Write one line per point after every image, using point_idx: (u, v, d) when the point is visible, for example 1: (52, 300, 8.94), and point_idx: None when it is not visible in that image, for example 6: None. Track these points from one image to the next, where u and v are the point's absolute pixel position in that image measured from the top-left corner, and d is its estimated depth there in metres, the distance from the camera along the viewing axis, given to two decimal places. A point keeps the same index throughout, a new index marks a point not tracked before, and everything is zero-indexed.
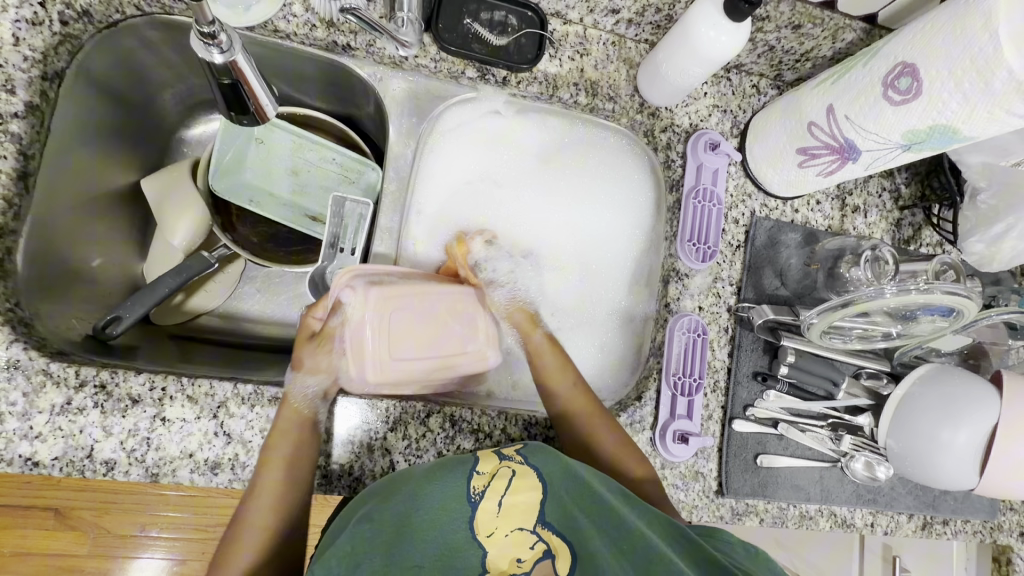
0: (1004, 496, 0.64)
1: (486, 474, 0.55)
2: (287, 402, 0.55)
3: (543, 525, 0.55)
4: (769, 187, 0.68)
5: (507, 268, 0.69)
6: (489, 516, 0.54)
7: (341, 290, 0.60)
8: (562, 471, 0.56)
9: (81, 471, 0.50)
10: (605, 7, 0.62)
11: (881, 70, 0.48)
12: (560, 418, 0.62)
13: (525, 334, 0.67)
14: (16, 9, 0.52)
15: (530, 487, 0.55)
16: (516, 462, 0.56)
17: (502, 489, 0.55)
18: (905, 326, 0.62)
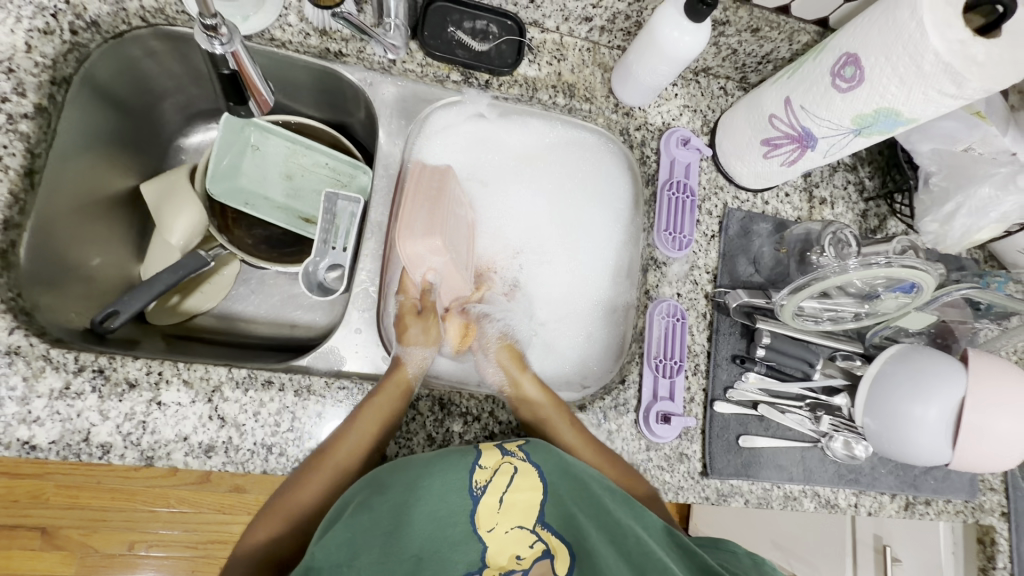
0: (983, 470, 0.66)
1: (489, 468, 0.56)
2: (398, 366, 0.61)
3: (541, 525, 0.56)
4: (740, 179, 0.72)
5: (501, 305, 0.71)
6: (490, 510, 0.55)
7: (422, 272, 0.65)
8: (558, 463, 0.58)
9: (78, 454, 0.52)
10: (579, 15, 0.67)
11: (829, 61, 0.53)
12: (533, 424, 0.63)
13: (515, 381, 0.66)
14: (30, 19, 0.56)
15: (529, 484, 0.57)
16: (518, 458, 0.57)
17: (503, 486, 0.56)
18: (871, 305, 0.67)
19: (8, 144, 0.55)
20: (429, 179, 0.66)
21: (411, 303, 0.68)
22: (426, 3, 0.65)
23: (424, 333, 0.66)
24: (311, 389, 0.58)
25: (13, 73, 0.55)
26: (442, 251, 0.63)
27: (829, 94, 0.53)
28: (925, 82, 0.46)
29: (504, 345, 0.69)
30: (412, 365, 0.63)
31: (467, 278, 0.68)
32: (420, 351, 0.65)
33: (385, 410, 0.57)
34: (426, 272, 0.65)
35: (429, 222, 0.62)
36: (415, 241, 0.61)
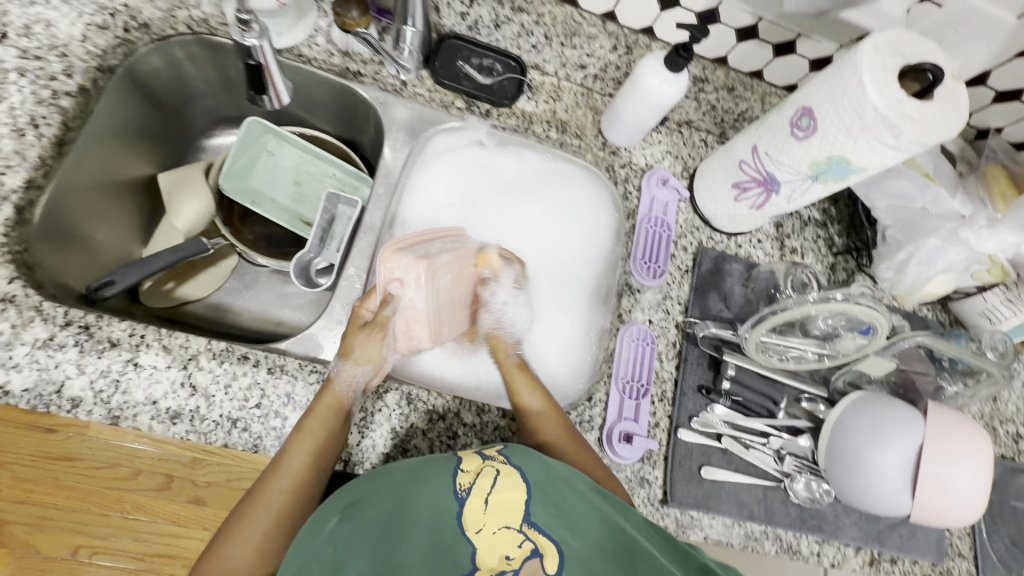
0: (969, 522, 0.66)
1: (471, 472, 0.56)
2: (331, 388, 0.59)
3: (528, 524, 0.53)
4: (714, 221, 0.77)
5: (506, 300, 0.72)
6: (477, 512, 0.53)
7: (389, 282, 0.66)
8: (534, 467, 0.57)
9: (47, 405, 0.53)
10: (575, 62, 0.76)
11: (789, 113, 0.59)
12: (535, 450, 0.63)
13: (500, 359, 0.69)
14: (91, 15, 0.64)
15: (513, 485, 0.54)
16: (499, 462, 0.57)
17: (486, 488, 0.54)
18: (830, 344, 0.69)
19: (47, 116, 0.60)
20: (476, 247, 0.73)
21: (359, 315, 0.66)
22: (439, 40, 0.73)
23: (377, 347, 0.63)
24: (284, 368, 0.59)
25: (66, 57, 0.62)
26: (420, 283, 0.66)
27: (788, 141, 0.60)
28: (868, 133, 0.52)
29: (495, 339, 0.71)
30: (342, 383, 0.60)
31: (433, 319, 0.68)
32: (361, 371, 0.62)
33: (324, 420, 0.57)
34: (390, 278, 0.65)
35: (421, 253, 0.66)
36: (400, 257, 0.65)
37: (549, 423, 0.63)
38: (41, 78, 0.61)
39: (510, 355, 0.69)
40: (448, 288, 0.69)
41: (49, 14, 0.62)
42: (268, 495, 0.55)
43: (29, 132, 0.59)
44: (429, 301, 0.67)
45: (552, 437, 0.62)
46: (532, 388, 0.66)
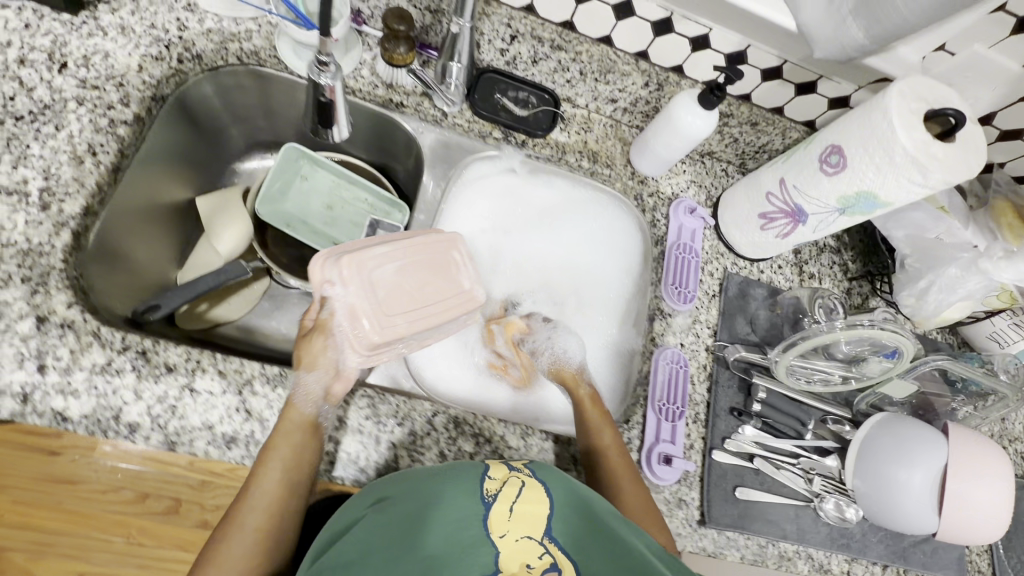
0: (992, 539, 0.68)
1: (498, 479, 0.54)
2: (290, 404, 0.57)
3: (549, 539, 0.51)
4: (738, 248, 0.81)
5: (547, 339, 0.76)
6: (502, 518, 0.51)
7: (322, 286, 0.60)
8: (563, 480, 0.56)
9: (106, 430, 0.54)
10: (606, 97, 0.79)
11: (818, 151, 0.63)
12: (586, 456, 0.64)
13: (570, 387, 0.70)
14: (147, 47, 0.65)
15: (538, 495, 0.53)
16: (525, 474, 0.55)
17: (513, 495, 0.52)
18: (858, 368, 0.72)
19: (104, 144, 0.61)
20: (422, 234, 0.65)
21: (306, 325, 0.64)
22: (478, 73, 0.75)
23: (325, 351, 0.60)
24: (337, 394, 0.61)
25: (122, 87, 0.63)
26: (348, 280, 0.58)
27: (818, 176, 0.63)
28: (896, 171, 0.56)
29: (556, 369, 0.73)
30: (298, 398, 0.58)
31: (374, 319, 0.59)
32: (317, 378, 0.59)
33: (292, 436, 0.55)
34: (321, 281, 0.60)
35: (347, 250, 0.60)
36: (325, 258, 0.59)
37: (607, 442, 0.64)
38: (99, 107, 0.62)
39: (580, 384, 0.70)
40: (385, 277, 0.60)
41: (107, 45, 0.64)
42: (247, 514, 0.52)
43: (87, 159, 0.60)
44: (363, 294, 0.59)
45: (609, 457, 0.63)
46: (602, 421, 0.66)
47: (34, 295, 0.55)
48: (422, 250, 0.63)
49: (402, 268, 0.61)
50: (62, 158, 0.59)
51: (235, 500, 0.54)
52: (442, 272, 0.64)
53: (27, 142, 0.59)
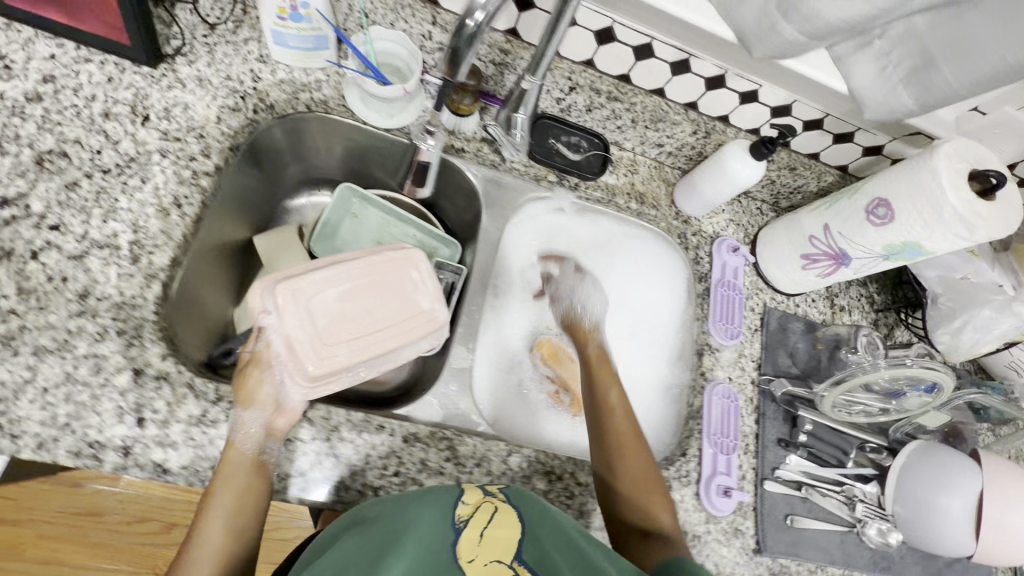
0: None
1: (471, 504, 0.55)
2: (228, 445, 0.55)
3: (520, 562, 0.53)
4: (777, 284, 0.85)
5: (574, 288, 0.82)
6: (471, 544, 0.53)
7: (260, 316, 0.58)
8: (537, 507, 0.56)
9: (204, 481, 0.56)
10: (653, 141, 0.83)
11: (864, 201, 0.68)
12: (595, 406, 0.70)
13: (581, 344, 0.77)
14: (224, 99, 0.67)
15: (510, 523, 0.55)
16: (498, 500, 0.57)
17: (483, 522, 0.54)
18: (898, 402, 0.77)
19: (188, 196, 0.63)
20: (370, 252, 0.63)
21: (245, 357, 0.60)
22: (535, 120, 0.79)
23: (262, 386, 0.57)
24: (418, 436, 0.63)
25: (203, 139, 0.65)
26: (286, 310, 0.57)
27: (864, 225, 0.68)
28: (944, 227, 0.61)
29: (571, 321, 0.79)
30: (241, 441, 0.56)
31: (315, 350, 0.57)
32: (256, 416, 0.57)
33: (235, 476, 0.54)
34: (259, 312, 0.58)
35: (282, 277, 0.59)
36: (263, 289, 0.58)
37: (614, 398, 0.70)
38: (181, 159, 0.63)
39: (592, 341, 0.77)
40: (326, 304, 0.59)
41: (186, 97, 0.66)
42: (197, 562, 0.52)
43: (173, 211, 0.62)
44: (300, 324, 0.57)
45: (609, 400, 0.70)
46: (608, 380, 0.72)
47: (130, 347, 0.56)
48: (372, 272, 0.61)
49: (343, 292, 0.59)
50: (150, 211, 0.61)
51: (184, 544, 0.53)
52: (393, 293, 0.62)
53: (115, 195, 0.60)
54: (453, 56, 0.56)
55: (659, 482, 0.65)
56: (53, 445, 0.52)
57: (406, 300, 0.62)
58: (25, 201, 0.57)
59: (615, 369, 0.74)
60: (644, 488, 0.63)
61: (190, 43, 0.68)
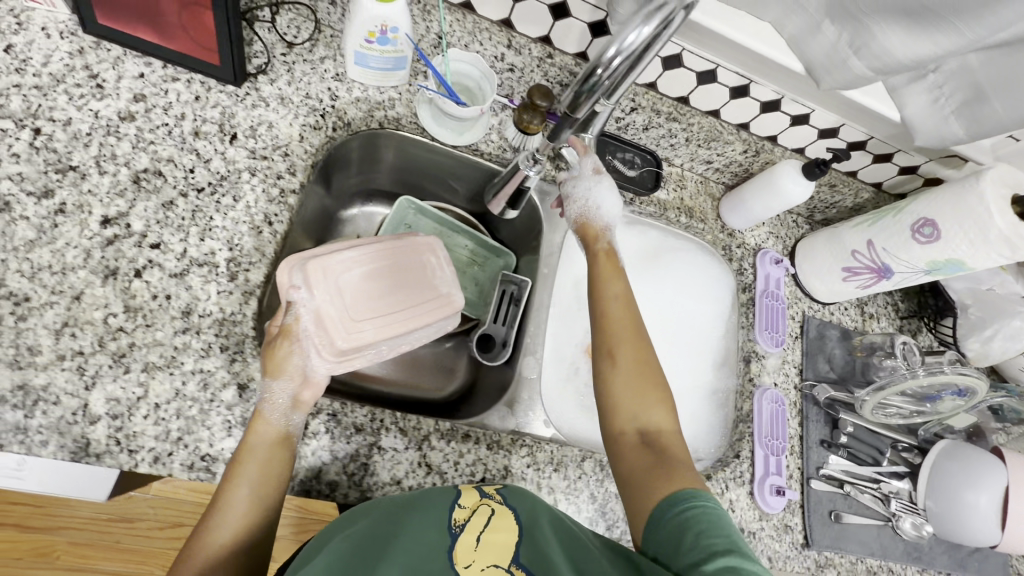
0: None
1: (467, 508, 0.56)
2: (257, 415, 0.55)
3: (517, 565, 0.51)
4: (815, 294, 0.90)
5: (585, 187, 0.75)
6: (467, 550, 0.52)
7: (289, 292, 0.61)
8: (534, 509, 0.57)
9: (310, 490, 0.59)
10: (702, 159, 0.87)
11: (908, 221, 0.73)
12: (602, 317, 0.66)
13: (591, 246, 0.73)
14: (305, 117, 0.69)
15: (508, 524, 0.54)
16: (495, 501, 0.57)
17: (480, 526, 0.54)
18: (932, 404, 0.83)
19: (278, 213, 0.64)
20: (390, 238, 0.69)
21: (270, 331, 0.59)
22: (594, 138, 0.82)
23: (292, 359, 0.58)
24: (500, 444, 0.67)
25: (289, 158, 0.67)
26: (317, 285, 0.61)
27: (909, 242, 0.73)
28: (988, 245, 0.67)
29: (583, 221, 0.75)
30: (268, 410, 0.56)
31: (343, 324, 0.62)
32: (285, 387, 0.57)
33: (259, 445, 0.54)
34: (289, 288, 0.61)
35: (313, 253, 0.63)
36: (291, 265, 0.61)
37: (623, 312, 0.66)
38: (270, 177, 0.65)
39: (600, 240, 0.73)
40: (351, 281, 0.64)
41: (270, 116, 0.67)
42: (212, 536, 0.50)
43: (265, 229, 0.63)
44: (331, 299, 0.62)
45: (609, 312, 0.66)
46: (613, 278, 0.69)
47: (233, 363, 0.58)
48: (395, 253, 0.68)
49: (368, 272, 0.65)
50: (243, 229, 0.62)
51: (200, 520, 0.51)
52: (414, 274, 0.69)
53: (210, 213, 0.61)
54: (571, 100, 0.54)
55: (659, 385, 0.62)
56: (168, 459, 0.54)
57: (428, 283, 0.69)
58: (126, 220, 0.58)
59: (621, 268, 0.70)
60: (644, 390, 0.61)
61: (270, 61, 0.69)
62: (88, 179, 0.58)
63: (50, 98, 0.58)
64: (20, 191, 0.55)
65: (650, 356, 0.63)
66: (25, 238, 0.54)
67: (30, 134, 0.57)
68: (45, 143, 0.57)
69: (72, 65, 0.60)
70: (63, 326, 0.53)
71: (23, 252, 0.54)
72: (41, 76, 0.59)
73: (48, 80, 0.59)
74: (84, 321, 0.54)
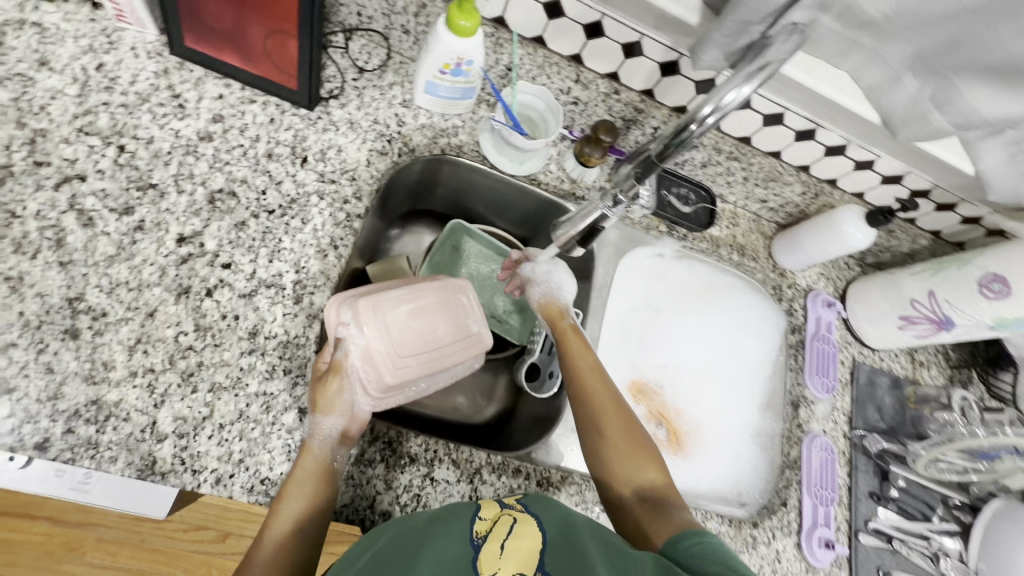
0: None
1: (488, 519, 0.53)
2: (306, 447, 0.55)
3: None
4: (867, 340, 0.89)
5: (542, 268, 0.77)
6: (492, 557, 0.49)
7: (337, 328, 0.60)
8: (558, 515, 0.54)
9: (362, 519, 0.58)
10: (757, 198, 0.86)
11: (976, 274, 0.71)
12: (576, 392, 0.66)
13: (554, 322, 0.73)
14: (373, 143, 0.70)
15: (530, 533, 0.51)
16: (517, 511, 0.54)
17: (503, 534, 0.51)
18: (989, 463, 0.80)
19: (344, 237, 0.65)
20: (431, 277, 0.68)
21: (320, 367, 0.59)
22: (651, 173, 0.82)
23: (341, 394, 0.57)
24: (550, 480, 0.66)
25: (355, 182, 0.67)
26: (366, 322, 0.60)
27: (975, 296, 0.71)
28: None
29: (546, 302, 0.75)
30: (314, 443, 0.55)
31: (390, 362, 0.61)
32: (335, 422, 0.57)
33: (306, 476, 0.53)
34: (338, 324, 0.60)
35: (361, 291, 0.63)
36: (342, 301, 0.60)
37: (595, 381, 0.66)
38: (337, 201, 0.66)
39: (564, 317, 0.74)
40: (399, 318, 0.63)
41: (339, 140, 0.68)
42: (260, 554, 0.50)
43: (331, 253, 0.64)
44: (380, 335, 0.61)
45: (580, 387, 0.66)
46: (582, 349, 0.70)
47: (295, 387, 0.58)
48: (437, 291, 0.66)
49: (415, 309, 0.64)
50: (310, 252, 0.63)
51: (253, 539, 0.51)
52: (455, 313, 0.67)
53: (279, 235, 0.62)
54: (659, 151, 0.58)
55: (645, 440, 0.63)
56: (229, 481, 0.53)
57: (468, 323, 0.67)
58: (200, 239, 0.59)
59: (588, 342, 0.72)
60: (633, 449, 0.62)
61: (342, 86, 0.70)
62: (167, 198, 0.59)
63: (135, 117, 0.60)
64: (103, 207, 0.57)
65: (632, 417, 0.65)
66: (106, 254, 0.56)
67: (115, 151, 0.59)
68: (128, 160, 0.59)
69: (157, 84, 0.62)
70: (137, 342, 0.54)
71: (103, 267, 0.55)
72: (129, 95, 0.61)
73: (134, 99, 0.61)
74: (156, 338, 0.55)
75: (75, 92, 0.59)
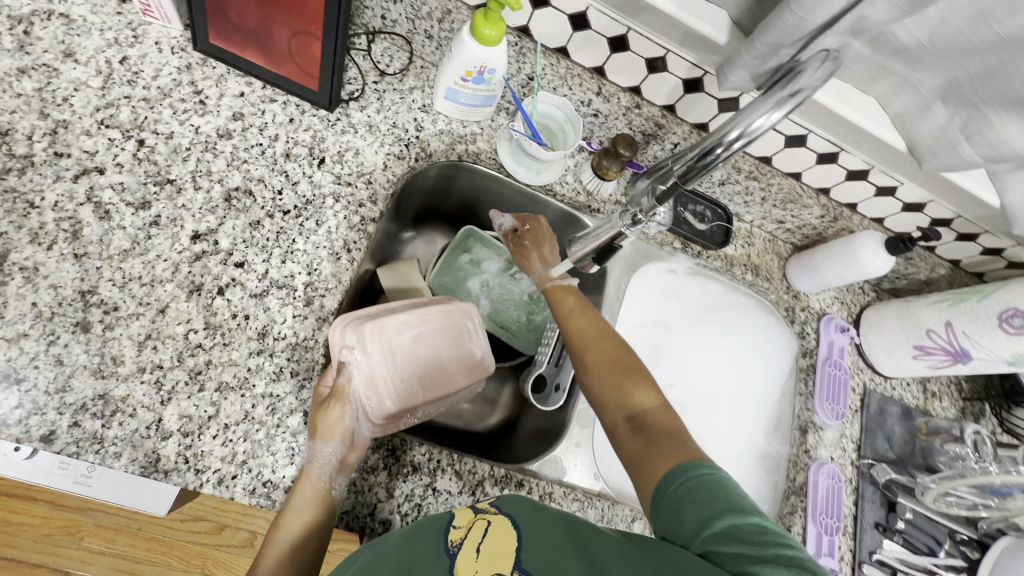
0: None
1: (462, 526, 0.49)
2: (304, 473, 0.54)
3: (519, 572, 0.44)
4: (880, 368, 0.87)
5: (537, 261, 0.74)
6: (467, 564, 0.45)
7: (340, 352, 0.58)
8: (536, 511, 0.48)
9: (363, 527, 0.58)
10: (773, 219, 0.85)
11: (996, 308, 0.70)
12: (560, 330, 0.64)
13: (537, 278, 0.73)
14: (391, 146, 0.69)
15: (506, 533, 0.47)
16: (492, 513, 0.50)
17: (478, 539, 0.47)
18: (1001, 500, 0.78)
19: (357, 241, 0.64)
20: (435, 300, 0.67)
21: (322, 391, 0.57)
22: None
23: (344, 421, 0.55)
24: (552, 496, 0.66)
25: (372, 186, 0.67)
26: (370, 349, 0.58)
27: (994, 330, 0.70)
28: None
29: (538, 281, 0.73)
30: (314, 470, 0.54)
31: (391, 389, 0.60)
32: (335, 450, 0.55)
33: (305, 503, 0.53)
34: (342, 349, 0.58)
35: (365, 313, 0.61)
36: (348, 324, 0.59)
37: (575, 319, 0.64)
38: (352, 204, 0.65)
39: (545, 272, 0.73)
40: (403, 344, 0.61)
41: (358, 142, 0.68)
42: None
43: (344, 256, 0.63)
44: (384, 361, 0.60)
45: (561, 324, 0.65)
46: (560, 292, 0.69)
47: (301, 390, 0.58)
48: (442, 317, 0.65)
49: (420, 334, 0.63)
50: (323, 254, 0.62)
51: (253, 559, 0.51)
52: (458, 341, 0.66)
53: (293, 236, 0.62)
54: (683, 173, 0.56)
55: (634, 366, 0.57)
56: (231, 482, 0.53)
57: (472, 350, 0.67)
58: (214, 236, 0.59)
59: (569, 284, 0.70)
60: (619, 372, 0.57)
61: (363, 88, 0.69)
62: (183, 194, 0.59)
63: (156, 111, 0.60)
64: (120, 201, 0.57)
65: (616, 342, 0.60)
66: (121, 247, 0.56)
67: (134, 145, 0.59)
68: (147, 155, 0.59)
69: (179, 80, 0.62)
70: (147, 337, 0.54)
71: (117, 261, 0.55)
72: (151, 89, 0.61)
73: (156, 93, 0.61)
74: (166, 334, 0.55)
75: (98, 85, 0.59)
